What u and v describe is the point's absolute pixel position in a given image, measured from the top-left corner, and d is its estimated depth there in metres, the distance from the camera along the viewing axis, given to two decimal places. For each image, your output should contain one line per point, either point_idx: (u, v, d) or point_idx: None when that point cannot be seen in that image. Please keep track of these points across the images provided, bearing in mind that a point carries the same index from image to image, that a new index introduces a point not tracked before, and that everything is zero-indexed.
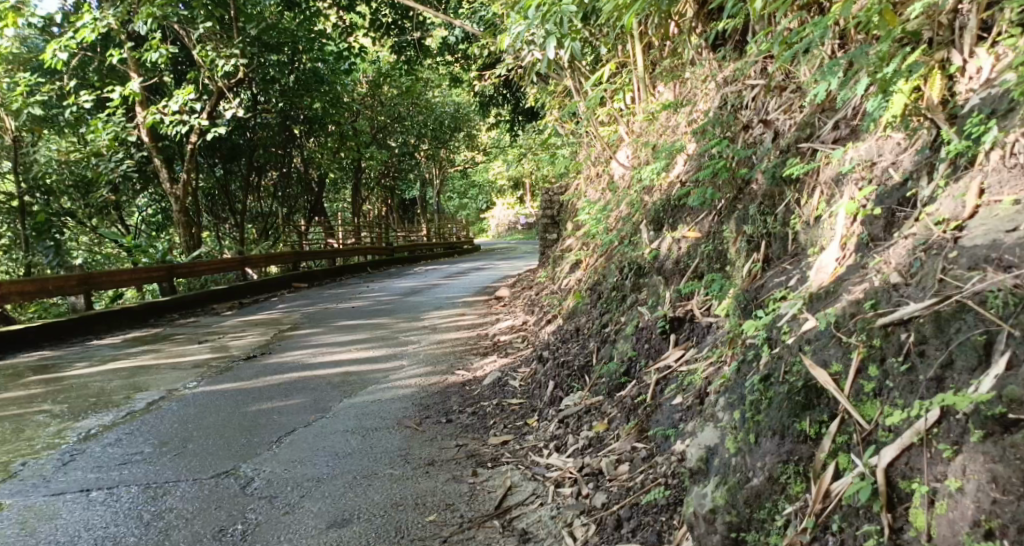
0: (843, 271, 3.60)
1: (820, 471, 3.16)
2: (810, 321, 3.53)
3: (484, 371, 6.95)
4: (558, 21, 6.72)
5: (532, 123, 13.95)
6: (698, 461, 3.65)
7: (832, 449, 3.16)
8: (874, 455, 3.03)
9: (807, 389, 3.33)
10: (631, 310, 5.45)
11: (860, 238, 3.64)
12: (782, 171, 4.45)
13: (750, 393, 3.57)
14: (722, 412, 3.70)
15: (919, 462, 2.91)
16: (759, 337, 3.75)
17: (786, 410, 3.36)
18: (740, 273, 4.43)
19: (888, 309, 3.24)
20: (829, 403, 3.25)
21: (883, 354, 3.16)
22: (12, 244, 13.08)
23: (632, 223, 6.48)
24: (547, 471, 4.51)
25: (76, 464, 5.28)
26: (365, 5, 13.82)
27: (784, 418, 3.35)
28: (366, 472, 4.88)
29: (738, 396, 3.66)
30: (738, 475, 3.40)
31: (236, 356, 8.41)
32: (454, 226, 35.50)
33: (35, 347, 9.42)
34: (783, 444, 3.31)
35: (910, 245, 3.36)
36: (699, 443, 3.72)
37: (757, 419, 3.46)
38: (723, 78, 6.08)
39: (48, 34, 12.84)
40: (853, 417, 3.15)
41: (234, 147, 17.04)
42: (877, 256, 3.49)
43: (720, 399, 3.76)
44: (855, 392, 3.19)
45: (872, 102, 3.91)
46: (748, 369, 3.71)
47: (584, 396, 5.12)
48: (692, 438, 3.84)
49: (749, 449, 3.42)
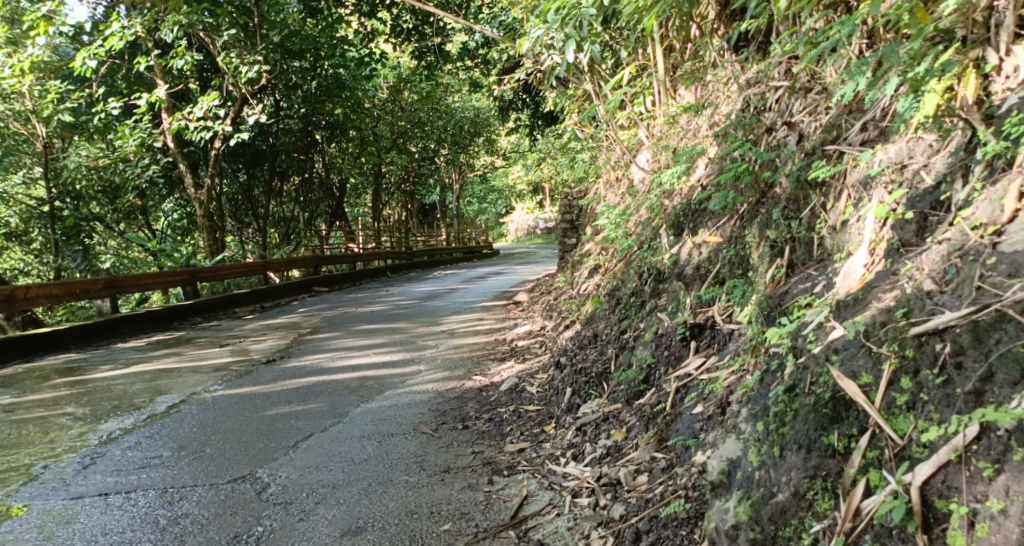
0: (873, 277, 3.49)
1: (849, 487, 3.05)
2: (837, 329, 3.42)
3: (501, 376, 6.87)
4: (578, 25, 6.65)
5: (552, 128, 13.89)
6: (720, 474, 3.55)
7: (862, 465, 3.05)
8: (908, 472, 2.92)
9: (835, 401, 3.22)
10: (650, 316, 5.35)
11: (890, 242, 3.53)
12: (807, 174, 4.35)
13: (774, 405, 3.46)
14: (745, 423, 3.59)
15: (957, 480, 2.80)
16: (784, 346, 3.63)
17: (812, 422, 3.25)
18: (763, 279, 4.31)
19: (921, 319, 3.13)
20: (858, 416, 3.13)
21: (917, 365, 3.05)
22: (42, 250, 13.65)
23: (653, 228, 6.39)
24: (564, 481, 4.41)
25: (95, 467, 5.25)
26: (387, 11, 13.77)
27: (810, 431, 3.24)
28: (381, 478, 4.81)
29: (761, 406, 3.55)
30: (763, 490, 3.29)
31: (256, 360, 8.37)
32: (475, 230, 35.42)
33: (59, 350, 9.43)
34: (809, 458, 3.20)
35: (944, 251, 3.25)
36: (721, 456, 3.61)
37: (781, 432, 3.35)
38: (746, 80, 5.99)
39: (79, 42, 12.94)
40: (884, 431, 3.04)
41: (257, 152, 17.07)
42: (909, 262, 3.38)
43: (743, 410, 3.66)
44: (886, 405, 3.07)
45: (902, 103, 3.78)
46: (772, 379, 3.59)
47: (602, 403, 5.02)
48: (713, 449, 3.73)
49: (773, 463, 3.31)
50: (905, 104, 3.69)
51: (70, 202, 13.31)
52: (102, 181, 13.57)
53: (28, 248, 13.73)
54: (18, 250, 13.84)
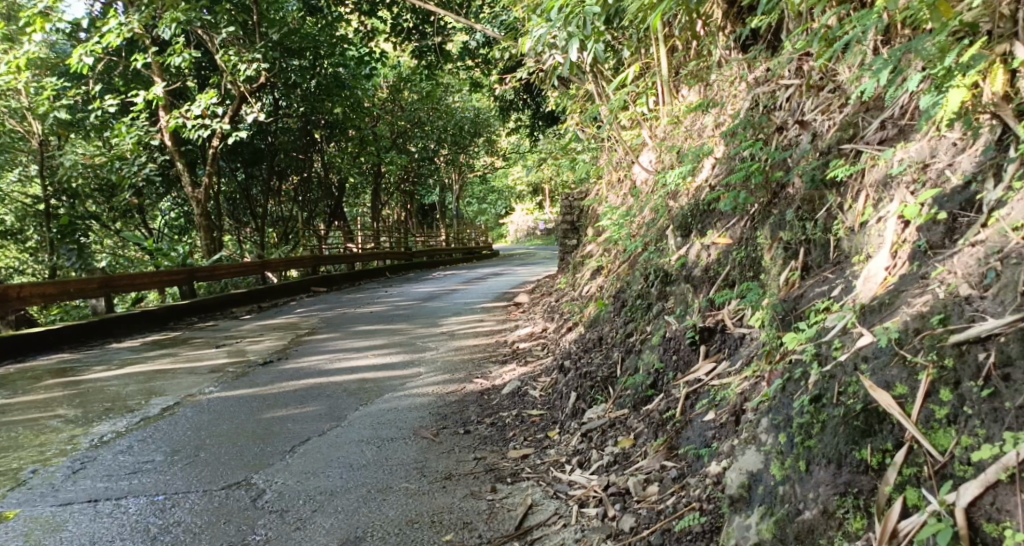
0: (899, 281, 3.37)
1: (885, 507, 2.91)
2: (865, 336, 3.28)
3: (503, 379, 6.73)
4: (582, 23, 6.52)
5: (553, 128, 13.74)
6: (740, 487, 3.41)
7: (898, 483, 2.91)
8: (951, 491, 2.79)
9: (867, 413, 3.09)
10: (657, 319, 5.21)
11: (914, 244, 3.41)
12: (822, 174, 4.21)
13: (798, 415, 3.32)
14: (765, 434, 3.46)
15: (1008, 502, 2.68)
16: (806, 352, 3.49)
17: (842, 436, 3.12)
18: (777, 282, 4.18)
19: (959, 326, 3.00)
20: (893, 430, 3.00)
21: (958, 377, 2.92)
22: (38, 248, 13.47)
23: (658, 229, 6.25)
24: (570, 489, 4.27)
25: (86, 472, 5.11)
26: (387, 9, 13.71)
27: (840, 445, 3.11)
28: (381, 485, 4.68)
29: (784, 416, 3.42)
30: (788, 507, 3.16)
31: (253, 361, 8.23)
32: (475, 231, 35.25)
33: (53, 350, 9.29)
34: (839, 474, 3.07)
35: (980, 253, 3.12)
36: (740, 468, 3.48)
37: (808, 444, 3.21)
38: (755, 78, 5.85)
39: (75, 39, 12.82)
40: (923, 446, 2.91)
41: (255, 151, 16.94)
42: (939, 265, 3.25)
43: (763, 419, 3.52)
44: (924, 418, 2.94)
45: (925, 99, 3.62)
46: (794, 388, 3.45)
47: (608, 409, 4.89)
48: (731, 460, 3.60)
49: (799, 478, 3.18)
50: (929, 100, 3.56)
51: (66, 200, 13.17)
52: (99, 179, 13.44)
53: (23, 247, 13.57)
54: (13, 248, 13.69)
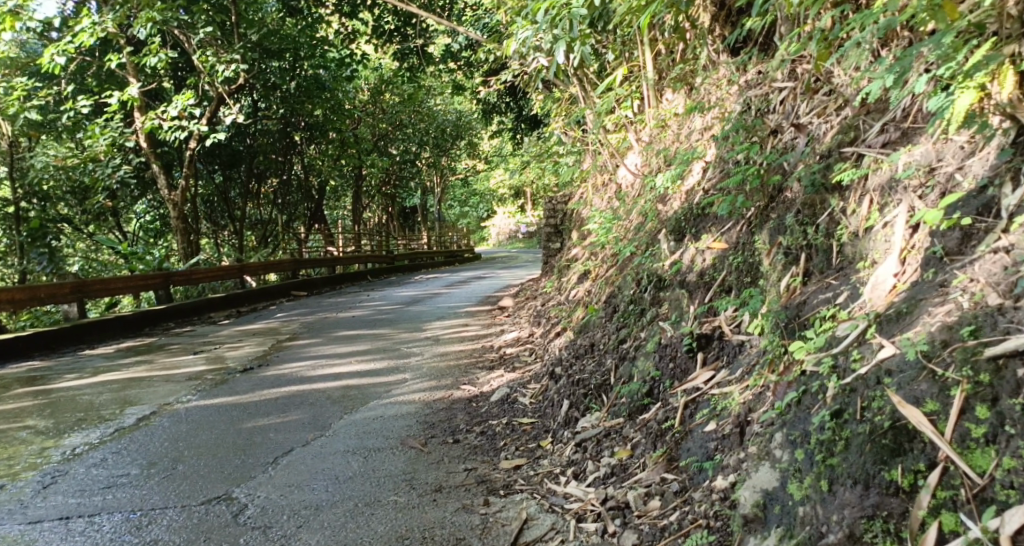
0: (916, 289, 3.29)
1: (920, 532, 2.81)
2: (886, 348, 3.19)
3: (492, 386, 6.60)
4: (567, 25, 6.39)
5: (536, 131, 13.63)
6: (754, 507, 3.31)
7: (933, 506, 2.81)
8: (994, 517, 2.69)
9: (895, 430, 2.99)
10: (651, 326, 5.08)
11: (928, 250, 3.35)
12: (824, 178, 4.12)
13: (818, 432, 3.21)
14: (780, 450, 3.35)
15: None
16: (823, 365, 3.39)
17: (869, 455, 3.01)
18: (777, 287, 4.09)
19: (993, 339, 2.91)
20: (925, 449, 2.90)
21: (996, 393, 2.83)
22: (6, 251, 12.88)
23: (648, 233, 6.13)
24: (566, 503, 4.15)
25: (56, 487, 4.94)
26: (368, 11, 13.67)
27: (867, 465, 3.00)
28: (368, 499, 4.53)
29: (800, 432, 3.31)
30: (810, 529, 3.05)
31: (233, 368, 8.05)
32: (456, 234, 35.05)
33: (25, 357, 9.07)
34: (867, 496, 2.96)
35: (1006, 261, 3.04)
36: (753, 485, 3.37)
37: (831, 463, 3.10)
38: (746, 81, 5.74)
39: (47, 38, 12.62)
40: (959, 467, 2.81)
41: (234, 153, 16.72)
42: (959, 273, 3.17)
43: (776, 434, 3.42)
44: (959, 437, 2.84)
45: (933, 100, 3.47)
46: (811, 402, 3.34)
47: (603, 417, 4.76)
48: (741, 477, 3.49)
49: (821, 498, 3.07)
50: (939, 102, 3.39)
51: (37, 204, 12.85)
52: (72, 182, 13.21)
53: None
54: None
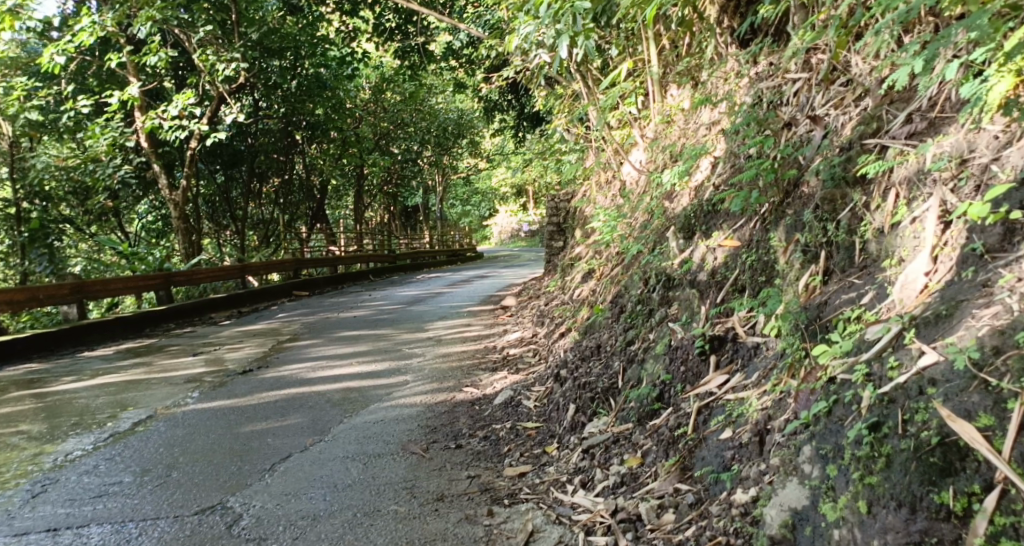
0: (956, 289, 3.14)
1: None
2: (928, 354, 3.03)
3: (495, 388, 6.42)
4: (571, 20, 6.17)
5: (538, 129, 13.44)
6: (784, 527, 3.14)
7: (990, 534, 2.65)
8: None
9: (944, 447, 2.82)
10: (660, 327, 4.89)
11: (966, 247, 3.20)
12: (845, 171, 3.93)
13: (856, 448, 3.04)
14: (809, 465, 3.19)
15: None
16: (856, 373, 3.21)
17: (915, 476, 2.84)
18: (795, 287, 3.92)
19: None
20: (980, 469, 2.74)
21: None
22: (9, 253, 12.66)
23: (655, 231, 5.93)
24: (574, 514, 3.97)
25: (46, 496, 4.75)
26: (369, 9, 13.52)
27: (913, 486, 2.83)
28: (367, 508, 4.34)
29: (833, 446, 3.14)
30: None
31: (232, 370, 7.87)
32: (459, 234, 34.85)
33: (23, 359, 8.90)
34: (913, 520, 2.80)
35: None
36: (781, 504, 3.21)
37: (869, 482, 2.94)
38: (756, 73, 5.53)
39: (48, 38, 12.48)
40: (1019, 489, 2.64)
41: (235, 153, 16.54)
42: (1005, 273, 3.02)
43: (804, 448, 3.25)
44: (1017, 456, 2.67)
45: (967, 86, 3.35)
46: (845, 413, 3.17)
47: (611, 422, 4.56)
48: (764, 491, 3.32)
49: (859, 521, 2.91)
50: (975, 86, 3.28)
51: (39, 203, 12.64)
52: (73, 182, 13.05)
53: None
54: None
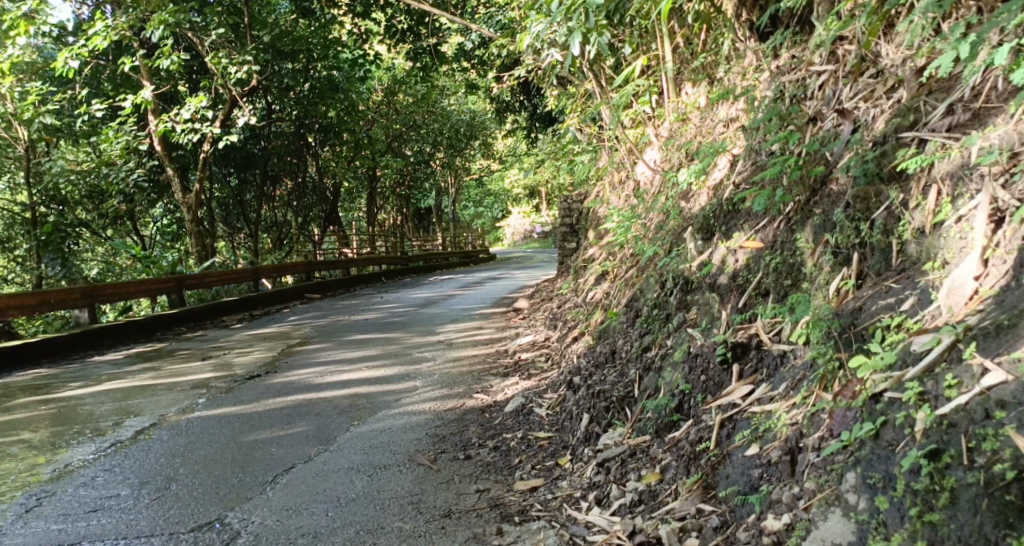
0: (1016, 298, 2.92)
1: None
2: (992, 371, 2.81)
3: (506, 394, 6.18)
4: (584, 15, 5.89)
5: (550, 129, 13.20)
6: None
7: None
8: None
9: (1020, 483, 2.60)
10: (678, 332, 4.63)
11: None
12: (879, 168, 3.70)
13: (915, 479, 2.81)
14: (854, 494, 2.96)
15: None
16: (908, 391, 2.98)
17: (987, 516, 2.63)
18: (825, 292, 3.69)
19: None
20: None
21: None
22: (25, 257, 12.50)
23: (671, 232, 5.68)
24: (589, 534, 3.73)
25: (40, 511, 4.55)
26: (381, 11, 13.31)
27: (985, 528, 2.62)
28: (371, 526, 4.11)
29: (882, 474, 2.92)
30: None
31: (238, 375, 7.65)
32: (472, 236, 34.64)
33: (32, 365, 8.69)
34: None
35: None
36: (821, 538, 2.97)
37: (930, 520, 2.73)
38: (778, 66, 5.26)
39: (61, 42, 12.27)
40: None
41: (249, 156, 16.28)
42: None
43: (848, 474, 3.02)
44: None
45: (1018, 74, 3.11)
46: (896, 437, 2.94)
47: (627, 434, 4.31)
48: (800, 519, 3.08)
49: None
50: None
51: (54, 207, 12.74)
52: (88, 186, 12.85)
53: (12, 255, 12.67)
54: None
